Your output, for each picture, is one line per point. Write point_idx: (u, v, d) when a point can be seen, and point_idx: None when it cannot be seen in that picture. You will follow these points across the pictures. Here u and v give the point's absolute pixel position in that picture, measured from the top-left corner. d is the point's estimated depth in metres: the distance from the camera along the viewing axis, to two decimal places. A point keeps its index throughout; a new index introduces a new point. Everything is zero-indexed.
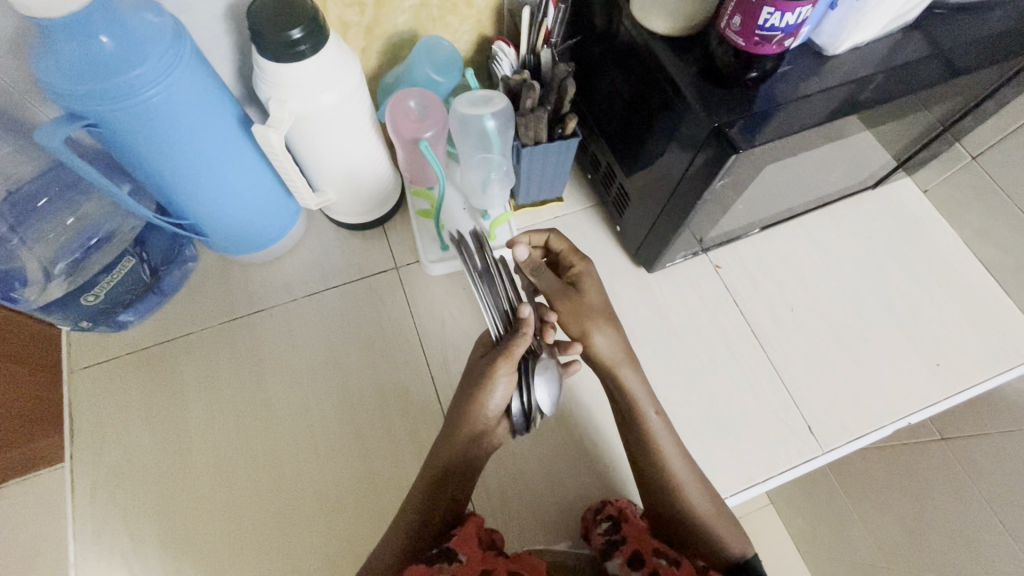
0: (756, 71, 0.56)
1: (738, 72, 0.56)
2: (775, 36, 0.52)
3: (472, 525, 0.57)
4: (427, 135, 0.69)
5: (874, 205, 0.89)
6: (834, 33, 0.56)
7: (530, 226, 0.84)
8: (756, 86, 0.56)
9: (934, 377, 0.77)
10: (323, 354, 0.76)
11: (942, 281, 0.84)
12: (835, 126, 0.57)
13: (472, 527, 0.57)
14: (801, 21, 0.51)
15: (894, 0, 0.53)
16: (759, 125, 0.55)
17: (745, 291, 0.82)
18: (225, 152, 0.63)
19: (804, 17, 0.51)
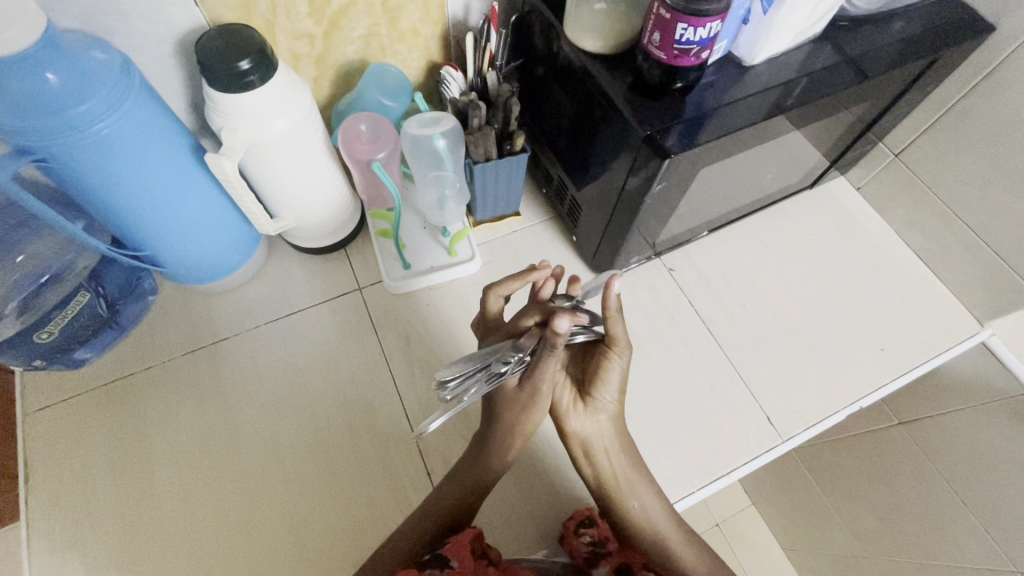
0: (681, 82, 0.60)
1: (666, 84, 0.60)
2: (692, 49, 0.56)
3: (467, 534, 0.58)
4: (380, 156, 0.72)
5: (812, 204, 0.95)
6: (750, 46, 0.61)
7: (490, 241, 0.87)
8: (683, 97, 0.61)
9: (879, 361, 0.81)
10: (290, 378, 0.76)
11: (881, 270, 0.89)
12: (761, 129, 0.62)
13: (467, 536, 0.58)
14: (714, 36, 0.56)
15: (798, 15, 0.58)
16: (690, 132, 0.59)
17: (699, 291, 0.86)
18: (181, 182, 0.64)
19: (716, 32, 0.55)
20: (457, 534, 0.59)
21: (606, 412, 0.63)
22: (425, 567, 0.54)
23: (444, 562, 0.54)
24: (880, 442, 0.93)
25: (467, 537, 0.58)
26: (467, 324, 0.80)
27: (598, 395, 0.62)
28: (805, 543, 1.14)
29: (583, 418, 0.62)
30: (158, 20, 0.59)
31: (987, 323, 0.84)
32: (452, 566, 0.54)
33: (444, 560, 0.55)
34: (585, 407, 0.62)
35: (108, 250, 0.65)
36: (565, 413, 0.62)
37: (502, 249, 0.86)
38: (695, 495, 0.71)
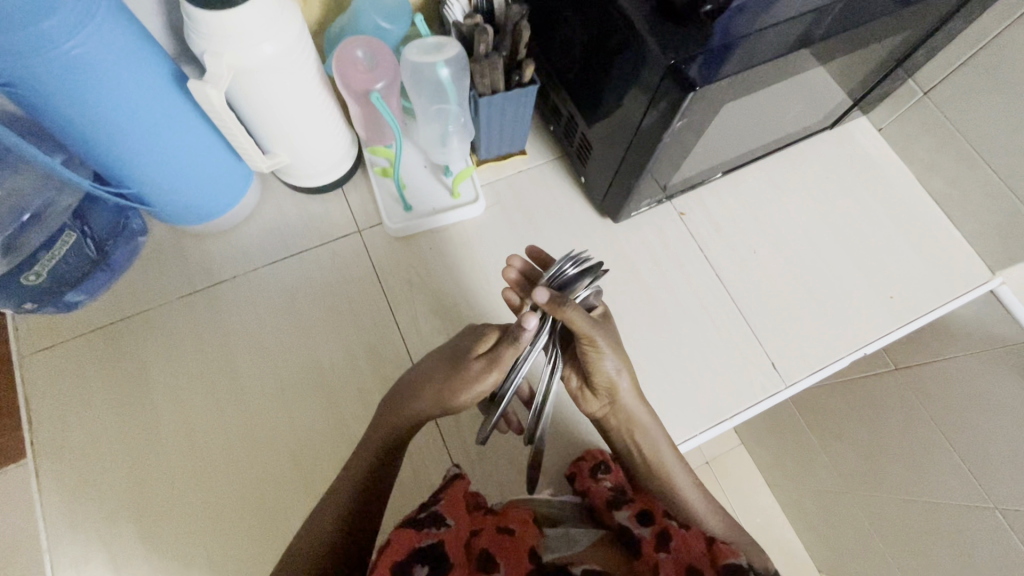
0: (711, 3, 0.55)
1: (693, 7, 0.55)
2: None
3: (456, 490, 0.56)
4: (378, 87, 0.66)
5: (830, 145, 0.90)
6: None
7: (494, 181, 0.83)
8: (712, 21, 0.55)
9: (888, 308, 0.80)
10: (290, 322, 0.74)
11: (896, 217, 0.86)
12: (790, 61, 0.57)
13: (457, 492, 0.55)
14: None
15: None
16: (718, 63, 0.54)
17: (709, 236, 0.83)
18: (162, 113, 0.59)
19: None
20: (449, 489, 0.56)
21: (615, 394, 0.62)
22: (421, 529, 0.50)
23: (440, 522, 0.51)
24: (875, 388, 0.95)
25: (459, 492, 0.55)
26: (471, 269, 0.78)
27: (597, 380, 0.60)
28: (789, 481, 1.18)
29: (592, 401, 0.64)
30: None
31: (998, 271, 0.83)
32: (448, 526, 0.51)
33: (440, 520, 0.51)
34: (593, 394, 0.63)
35: (90, 187, 0.61)
36: (577, 398, 0.65)
37: (507, 191, 0.83)
38: (694, 440, 0.72)
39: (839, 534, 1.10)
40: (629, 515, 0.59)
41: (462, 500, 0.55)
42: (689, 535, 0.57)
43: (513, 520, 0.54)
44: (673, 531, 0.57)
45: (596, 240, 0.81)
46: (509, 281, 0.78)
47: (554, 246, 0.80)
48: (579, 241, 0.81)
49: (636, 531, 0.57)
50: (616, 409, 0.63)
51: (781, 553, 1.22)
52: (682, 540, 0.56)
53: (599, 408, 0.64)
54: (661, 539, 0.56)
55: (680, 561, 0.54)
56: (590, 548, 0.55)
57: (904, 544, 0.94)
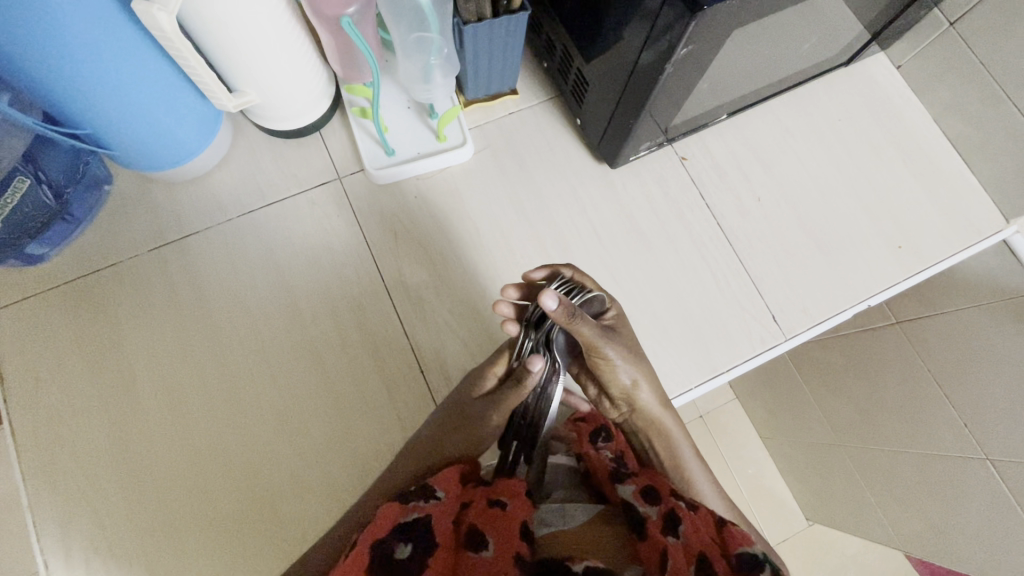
0: None
1: None
2: None
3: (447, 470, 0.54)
4: (350, 11, 0.59)
5: (844, 84, 0.84)
6: None
7: (483, 124, 0.78)
8: None
9: (896, 259, 0.77)
10: (269, 275, 0.71)
11: (909, 162, 0.82)
12: None
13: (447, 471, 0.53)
14: None
15: None
16: None
17: (711, 183, 0.78)
18: (110, 41, 0.53)
19: None
20: (441, 471, 0.55)
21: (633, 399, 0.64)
22: (407, 502, 0.47)
23: (428, 495, 0.49)
24: (875, 341, 0.92)
25: (450, 473, 0.54)
26: (459, 218, 0.74)
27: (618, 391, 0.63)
28: (781, 434, 1.18)
29: (612, 409, 0.68)
30: None
31: (1013, 219, 0.79)
32: (436, 499, 0.49)
33: (429, 493, 0.49)
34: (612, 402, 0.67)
35: (38, 126, 0.55)
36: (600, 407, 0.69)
37: (498, 134, 0.78)
38: (691, 393, 0.70)
39: (828, 484, 1.11)
40: (634, 490, 0.55)
41: (454, 477, 0.53)
42: (698, 519, 0.52)
43: (504, 493, 0.52)
44: (680, 511, 0.52)
45: (591, 187, 0.77)
46: (499, 231, 0.74)
47: (547, 194, 0.76)
48: (573, 189, 0.76)
49: (640, 507, 0.53)
50: (637, 416, 0.66)
51: (769, 501, 1.24)
52: (691, 523, 0.51)
53: (619, 415, 0.67)
54: (669, 522, 0.50)
55: (690, 544, 0.48)
56: (586, 527, 0.54)
57: (892, 492, 0.95)
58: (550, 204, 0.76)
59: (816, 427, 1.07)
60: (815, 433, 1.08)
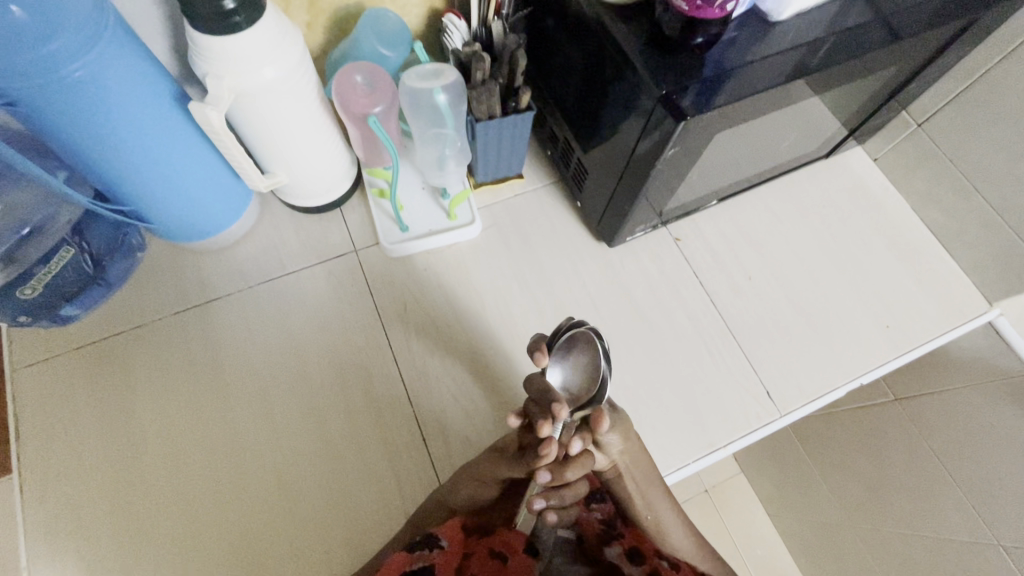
0: (701, 37, 0.54)
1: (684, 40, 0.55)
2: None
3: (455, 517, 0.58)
4: (377, 110, 0.65)
5: (826, 174, 0.90)
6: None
7: (491, 204, 0.84)
8: (703, 53, 0.56)
9: (886, 339, 0.80)
10: (283, 340, 0.74)
11: (893, 246, 0.86)
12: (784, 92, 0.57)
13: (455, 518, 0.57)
14: None
15: None
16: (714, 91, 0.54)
17: (705, 262, 0.83)
18: (164, 134, 0.60)
19: None
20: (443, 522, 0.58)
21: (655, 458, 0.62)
22: (415, 551, 0.52)
23: (434, 544, 0.53)
24: (874, 418, 0.93)
25: (454, 520, 0.57)
26: (465, 291, 0.78)
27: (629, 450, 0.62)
28: (788, 512, 1.15)
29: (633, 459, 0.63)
30: None
31: (995, 302, 0.82)
32: (442, 547, 0.53)
33: (435, 541, 0.54)
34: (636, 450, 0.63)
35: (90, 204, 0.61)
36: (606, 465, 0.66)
37: (504, 214, 0.84)
38: (688, 467, 0.71)
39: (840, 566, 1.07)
40: (619, 552, 0.60)
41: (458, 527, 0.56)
42: None
43: (503, 545, 0.56)
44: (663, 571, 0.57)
45: (590, 264, 0.81)
46: (503, 302, 0.78)
47: (549, 269, 0.81)
48: (574, 264, 0.81)
49: (624, 569, 0.58)
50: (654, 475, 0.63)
51: None
52: None
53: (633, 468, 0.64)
54: None
55: None
56: None
57: None
58: (551, 279, 0.80)
59: (824, 505, 1.05)
60: (823, 511, 1.06)
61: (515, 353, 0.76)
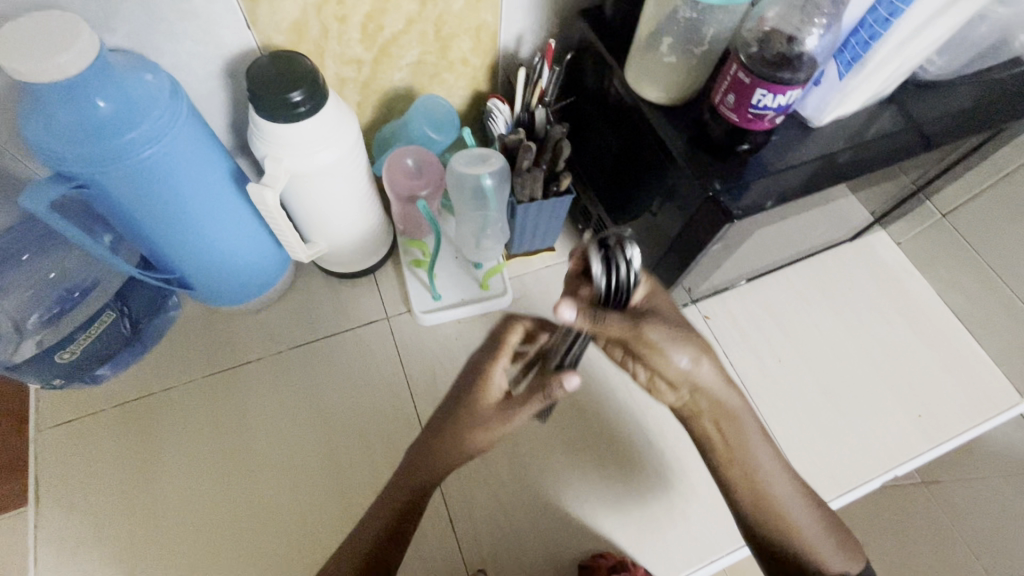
0: (747, 143, 0.54)
1: (731, 144, 0.55)
2: (767, 114, 0.49)
3: None
4: (423, 194, 0.68)
5: (852, 256, 0.91)
6: (817, 107, 0.56)
7: (522, 275, 0.85)
8: (748, 156, 0.55)
9: (916, 429, 0.79)
10: (311, 408, 0.74)
11: (921, 332, 0.86)
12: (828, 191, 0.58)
13: None
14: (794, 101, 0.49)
15: (874, 83, 0.54)
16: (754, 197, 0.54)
17: (733, 342, 0.83)
18: (219, 210, 0.61)
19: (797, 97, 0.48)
20: None
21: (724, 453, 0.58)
22: None
23: None
24: None
25: None
26: None
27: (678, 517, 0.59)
28: None
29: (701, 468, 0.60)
30: (206, 40, 0.56)
31: None
32: None
33: None
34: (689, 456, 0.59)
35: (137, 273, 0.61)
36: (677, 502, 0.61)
37: (535, 285, 0.84)
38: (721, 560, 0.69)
39: None
40: None
41: None
42: None
43: None
44: None
45: None
46: None
47: None
48: (603, 339, 0.82)
49: None
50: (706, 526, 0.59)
51: None
52: None
53: None
54: None
55: None
56: None
57: None
58: (581, 353, 0.80)
59: None
60: None
61: (544, 429, 0.75)
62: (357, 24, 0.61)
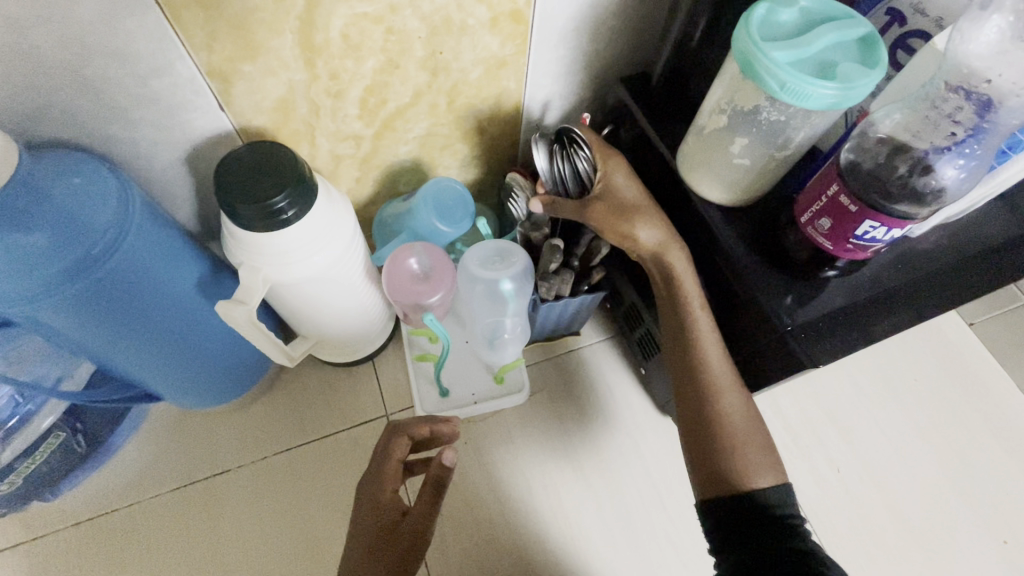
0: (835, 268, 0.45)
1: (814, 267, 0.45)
2: (873, 245, 0.39)
3: None
4: (432, 300, 0.57)
5: (919, 341, 0.80)
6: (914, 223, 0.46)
7: (544, 363, 0.75)
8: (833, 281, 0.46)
9: (1003, 559, 0.67)
10: (297, 529, 0.63)
11: (1001, 436, 0.75)
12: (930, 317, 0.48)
13: None
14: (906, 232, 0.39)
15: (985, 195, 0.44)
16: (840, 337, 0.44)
17: (786, 446, 0.72)
18: (188, 321, 0.51)
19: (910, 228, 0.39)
20: None
21: None
22: None
23: None
24: None
25: None
26: (510, 474, 0.68)
27: None
28: None
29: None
30: (171, 125, 0.46)
31: None
32: None
33: None
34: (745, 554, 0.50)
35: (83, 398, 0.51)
36: None
37: (557, 375, 0.74)
38: None
39: None
40: None
41: None
42: None
43: None
44: None
45: (654, 443, 0.71)
46: (554, 489, 0.68)
47: (607, 448, 0.70)
48: (635, 442, 0.71)
49: None
50: None
51: None
52: None
53: None
54: None
55: None
56: None
57: None
58: (611, 459, 0.70)
59: None
60: None
61: (565, 556, 0.65)
62: (355, 99, 0.51)
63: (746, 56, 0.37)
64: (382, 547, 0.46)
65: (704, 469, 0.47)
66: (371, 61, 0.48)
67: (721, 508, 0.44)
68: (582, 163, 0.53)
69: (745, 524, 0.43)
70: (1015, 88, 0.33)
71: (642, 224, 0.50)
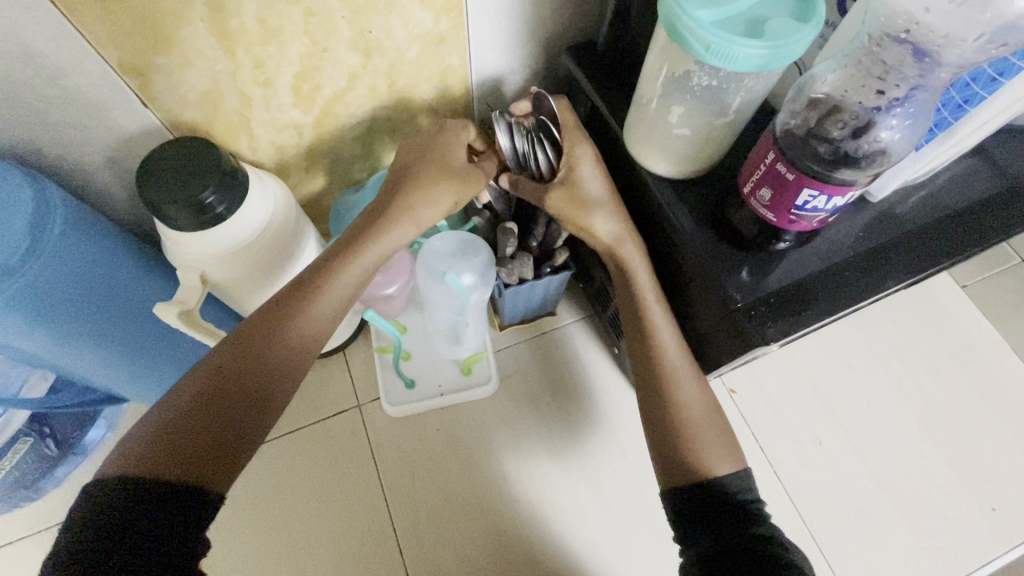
0: (787, 241, 0.43)
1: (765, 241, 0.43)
2: (816, 216, 0.38)
3: None
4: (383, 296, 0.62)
5: (907, 306, 0.77)
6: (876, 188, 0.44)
7: (518, 347, 0.74)
8: (789, 254, 0.44)
9: (989, 525, 0.66)
10: (274, 516, 0.64)
11: (992, 400, 0.72)
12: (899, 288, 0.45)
13: None
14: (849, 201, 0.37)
15: (945, 156, 0.41)
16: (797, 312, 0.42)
17: (764, 420, 0.70)
18: (134, 324, 0.51)
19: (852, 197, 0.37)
20: None
21: None
22: None
23: None
24: None
25: None
26: (484, 458, 0.68)
27: None
28: None
29: None
30: (95, 124, 0.45)
31: None
32: None
33: None
34: None
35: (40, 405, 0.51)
36: None
37: (530, 357, 0.73)
38: None
39: None
40: None
41: None
42: None
43: None
44: None
45: (630, 421, 0.70)
46: (530, 475, 0.67)
47: (582, 428, 0.69)
48: (611, 421, 0.70)
49: None
50: None
51: None
52: None
53: None
54: None
55: None
56: None
57: None
58: (586, 439, 0.69)
59: None
60: None
61: (541, 537, 0.65)
62: (286, 87, 0.49)
63: (669, 19, 0.34)
64: (237, 420, 0.36)
65: (660, 447, 0.46)
66: (296, 46, 0.46)
67: (688, 500, 0.42)
68: (546, 150, 0.49)
69: (708, 517, 0.41)
70: (936, 36, 0.30)
71: (598, 213, 0.47)
